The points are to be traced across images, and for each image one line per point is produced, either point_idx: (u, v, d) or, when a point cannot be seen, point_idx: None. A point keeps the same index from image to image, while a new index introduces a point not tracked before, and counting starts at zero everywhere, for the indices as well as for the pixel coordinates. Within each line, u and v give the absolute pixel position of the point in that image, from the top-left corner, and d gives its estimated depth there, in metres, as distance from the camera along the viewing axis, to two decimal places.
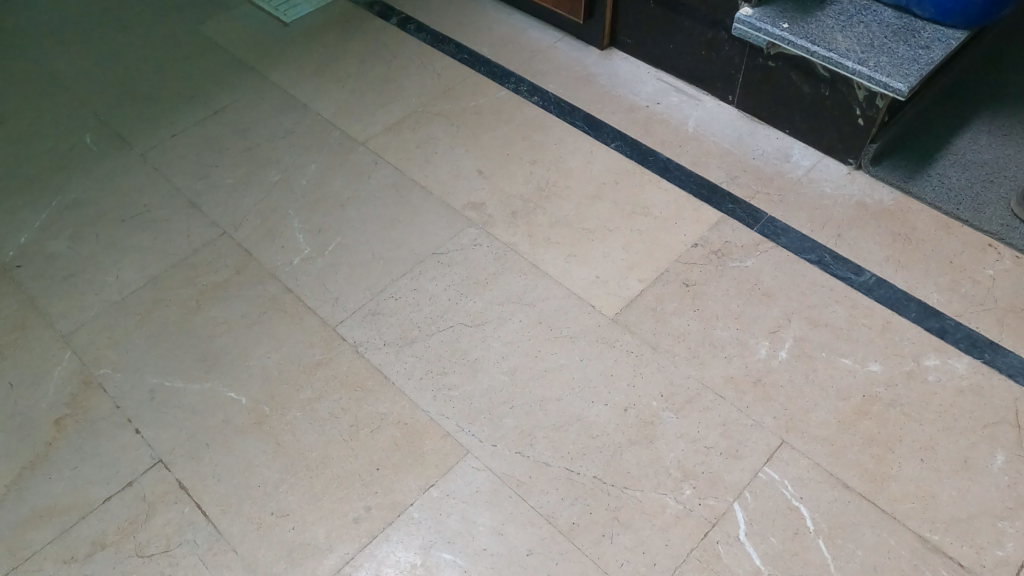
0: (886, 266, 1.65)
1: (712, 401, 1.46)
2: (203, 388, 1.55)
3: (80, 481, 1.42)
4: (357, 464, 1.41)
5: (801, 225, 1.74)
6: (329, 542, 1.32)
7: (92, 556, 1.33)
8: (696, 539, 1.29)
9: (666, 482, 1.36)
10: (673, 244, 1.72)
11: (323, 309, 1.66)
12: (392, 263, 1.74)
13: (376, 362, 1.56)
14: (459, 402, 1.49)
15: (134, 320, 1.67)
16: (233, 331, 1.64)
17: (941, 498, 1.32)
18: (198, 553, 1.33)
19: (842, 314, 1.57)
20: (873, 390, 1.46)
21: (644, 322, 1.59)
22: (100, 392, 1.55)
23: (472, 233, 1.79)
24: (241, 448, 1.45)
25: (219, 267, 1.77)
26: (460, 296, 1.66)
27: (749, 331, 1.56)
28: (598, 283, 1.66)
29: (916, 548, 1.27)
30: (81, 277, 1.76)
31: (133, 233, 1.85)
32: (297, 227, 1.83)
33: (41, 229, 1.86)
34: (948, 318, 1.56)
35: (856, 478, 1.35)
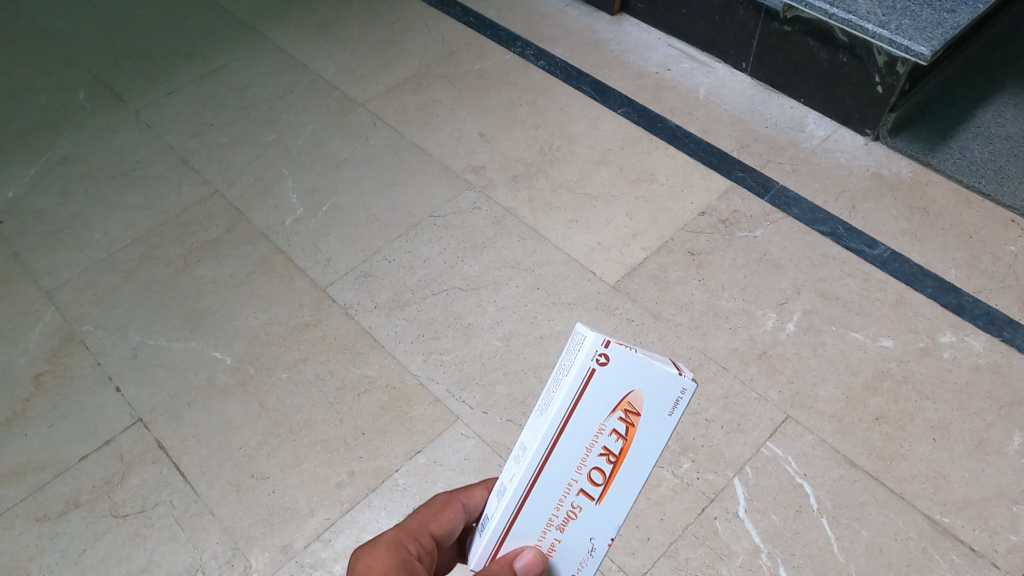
0: (902, 240, 1.57)
1: (715, 372, 1.40)
2: (187, 347, 1.50)
3: (57, 439, 1.38)
4: (342, 428, 1.36)
5: (813, 196, 1.66)
6: (310, 507, 1.27)
7: (65, 515, 1.29)
8: (693, 515, 1.24)
9: (664, 454, 1.31)
10: (679, 212, 1.65)
11: (314, 270, 1.61)
12: (387, 224, 1.68)
13: (367, 325, 1.51)
14: (451, 366, 1.43)
15: (120, 278, 1.62)
16: (221, 290, 1.58)
17: (954, 479, 1.25)
18: (174, 514, 1.28)
19: (853, 288, 1.50)
20: (885, 366, 1.39)
21: (646, 290, 1.52)
22: (82, 349, 1.51)
23: (471, 196, 1.72)
24: (224, 409, 1.40)
25: (209, 225, 1.71)
26: (456, 260, 1.60)
27: (756, 302, 1.49)
28: (600, 250, 1.59)
29: (926, 530, 1.20)
30: (68, 233, 1.71)
31: (123, 190, 1.79)
32: (291, 186, 1.78)
33: (29, 184, 1.81)
34: (966, 295, 1.48)
35: (864, 456, 1.29)
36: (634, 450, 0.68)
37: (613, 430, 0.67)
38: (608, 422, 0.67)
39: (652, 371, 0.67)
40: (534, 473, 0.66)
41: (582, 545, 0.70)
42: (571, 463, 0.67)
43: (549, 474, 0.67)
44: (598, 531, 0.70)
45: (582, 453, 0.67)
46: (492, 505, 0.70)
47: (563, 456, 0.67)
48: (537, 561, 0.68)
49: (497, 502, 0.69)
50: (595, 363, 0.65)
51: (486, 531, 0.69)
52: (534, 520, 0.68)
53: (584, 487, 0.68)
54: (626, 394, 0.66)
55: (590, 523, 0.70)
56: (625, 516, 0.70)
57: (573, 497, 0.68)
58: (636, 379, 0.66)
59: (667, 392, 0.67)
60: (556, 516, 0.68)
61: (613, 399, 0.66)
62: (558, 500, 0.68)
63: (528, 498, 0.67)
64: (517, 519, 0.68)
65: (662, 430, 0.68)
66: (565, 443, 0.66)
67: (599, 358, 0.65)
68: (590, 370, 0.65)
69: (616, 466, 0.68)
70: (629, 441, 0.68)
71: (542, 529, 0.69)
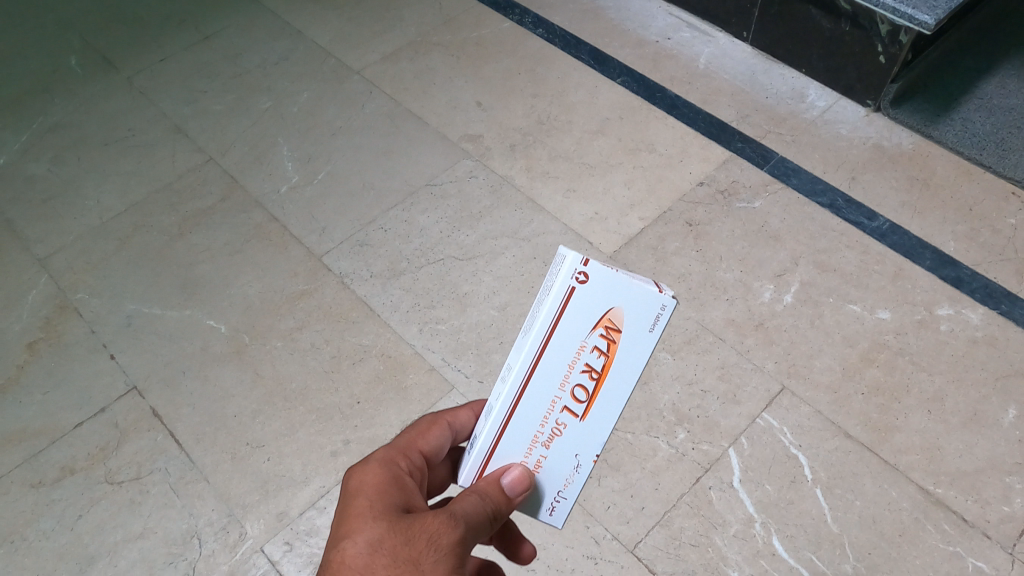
0: (901, 212, 1.56)
1: (711, 343, 1.40)
2: (181, 315, 1.49)
3: (52, 406, 1.38)
4: (337, 396, 1.36)
5: (813, 167, 1.65)
6: (305, 475, 1.27)
7: (61, 481, 1.30)
8: (688, 484, 1.25)
9: (659, 425, 1.31)
10: (677, 182, 1.64)
11: (309, 239, 1.59)
12: (383, 193, 1.66)
13: (362, 294, 1.50)
14: (447, 335, 1.43)
15: (113, 246, 1.61)
16: (215, 258, 1.57)
17: (948, 451, 1.25)
18: (169, 481, 1.29)
19: (851, 260, 1.49)
20: (882, 338, 1.39)
21: (644, 260, 1.51)
22: (75, 316, 1.50)
23: (468, 165, 1.70)
24: (219, 377, 1.40)
25: (203, 193, 1.69)
26: (453, 229, 1.59)
27: (753, 274, 1.48)
28: (597, 220, 1.58)
29: (919, 501, 1.21)
30: (61, 200, 1.70)
31: (116, 156, 1.77)
32: (286, 154, 1.76)
33: (21, 151, 1.79)
34: (964, 267, 1.47)
35: (859, 427, 1.29)
36: (615, 367, 0.74)
37: (594, 346, 0.73)
38: (589, 340, 0.73)
39: (632, 289, 0.72)
40: (517, 388, 0.73)
41: (568, 459, 0.76)
42: (554, 379, 0.73)
43: (532, 390, 0.73)
44: (582, 446, 0.75)
45: (565, 369, 0.73)
46: (481, 424, 0.76)
47: (545, 373, 0.73)
48: (523, 477, 0.72)
49: (486, 419, 0.76)
50: (575, 282, 0.71)
51: (474, 447, 0.75)
52: (520, 436, 0.74)
53: (567, 403, 0.74)
54: (605, 312, 0.72)
55: (575, 438, 0.75)
56: (609, 431, 0.75)
57: (558, 413, 0.74)
58: (615, 297, 0.72)
59: (646, 309, 0.73)
60: (542, 432, 0.74)
61: (592, 318, 0.72)
62: (543, 415, 0.74)
63: (513, 413, 0.73)
64: (503, 434, 0.74)
65: (642, 347, 0.73)
66: (548, 359, 0.73)
67: (579, 276, 0.71)
68: (570, 288, 0.71)
69: (599, 381, 0.74)
70: (611, 358, 0.74)
71: (528, 445, 0.75)
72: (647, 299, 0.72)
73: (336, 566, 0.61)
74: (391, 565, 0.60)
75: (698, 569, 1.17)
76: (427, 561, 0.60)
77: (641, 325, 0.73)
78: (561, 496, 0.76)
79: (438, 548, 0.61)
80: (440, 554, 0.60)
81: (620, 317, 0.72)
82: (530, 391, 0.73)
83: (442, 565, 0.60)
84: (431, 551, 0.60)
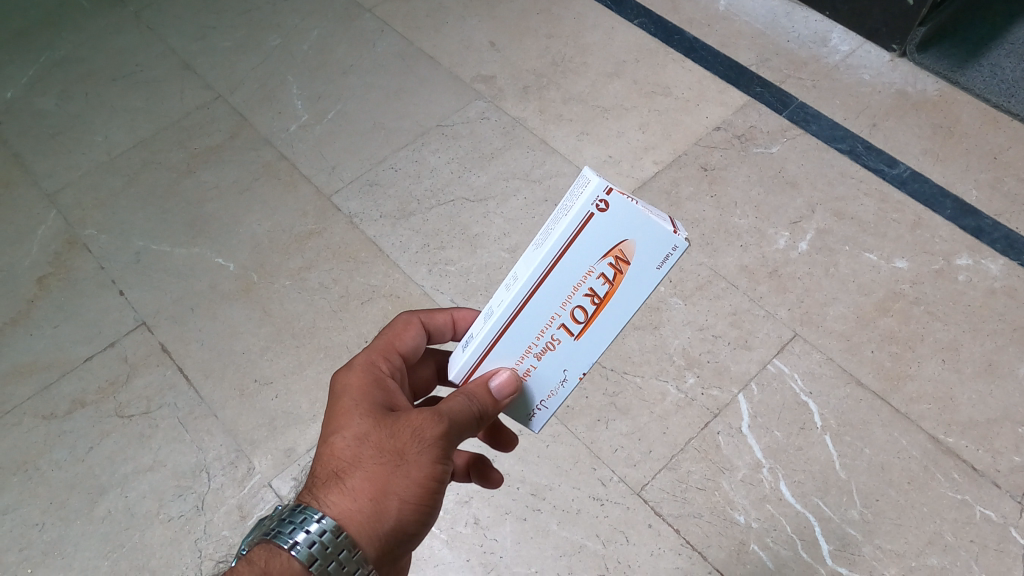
0: (923, 159, 1.52)
1: (724, 289, 1.38)
2: (190, 252, 1.48)
3: (62, 340, 1.39)
4: (345, 336, 1.35)
5: (833, 113, 1.60)
6: (313, 412, 1.28)
7: (72, 414, 1.31)
8: (696, 428, 1.24)
9: (669, 369, 1.30)
10: (694, 127, 1.60)
11: (318, 178, 1.57)
12: (394, 133, 1.64)
13: (371, 234, 1.48)
14: (456, 277, 1.41)
15: (122, 182, 1.59)
16: (224, 197, 1.56)
17: (960, 400, 1.24)
18: (179, 416, 1.30)
19: (869, 208, 1.46)
20: (898, 287, 1.36)
21: (657, 205, 1.49)
22: (84, 252, 1.49)
23: (480, 106, 1.67)
24: (228, 314, 1.40)
25: (212, 131, 1.67)
26: (464, 170, 1.56)
27: (769, 220, 1.46)
28: (610, 163, 1.55)
29: (929, 450, 1.20)
30: (69, 135, 1.68)
31: (124, 93, 1.75)
32: (295, 92, 1.73)
33: (28, 85, 1.77)
34: (986, 217, 1.44)
35: (871, 375, 1.28)
36: (617, 295, 0.74)
37: (601, 274, 0.72)
38: (597, 267, 0.72)
39: (648, 225, 0.70)
40: (520, 301, 0.73)
41: (556, 373, 0.78)
42: (556, 299, 0.73)
43: (534, 304, 0.73)
44: (571, 362, 0.77)
45: (568, 290, 0.73)
46: (478, 326, 0.76)
47: (549, 291, 0.73)
48: (512, 381, 0.75)
49: (482, 322, 0.76)
50: (594, 209, 0.69)
51: (469, 348, 0.76)
52: (515, 345, 0.76)
53: (564, 321, 0.75)
54: (618, 243, 0.71)
55: (566, 354, 0.77)
56: (598, 354, 0.77)
57: (554, 330, 0.75)
58: (630, 230, 0.70)
59: (658, 245, 0.72)
60: (536, 344, 0.76)
61: (604, 246, 0.70)
62: (540, 330, 0.75)
63: (512, 323, 0.74)
64: (499, 341, 0.75)
65: (646, 282, 0.73)
66: (554, 279, 0.72)
67: (599, 204, 0.68)
68: (588, 215, 0.69)
69: (599, 307, 0.74)
70: (614, 286, 0.73)
71: (521, 354, 0.76)
72: (659, 237, 0.71)
73: (329, 456, 0.71)
74: (378, 456, 0.70)
75: (704, 513, 1.17)
76: (411, 454, 0.70)
77: (650, 260, 0.72)
78: (544, 405, 0.80)
79: (422, 442, 0.71)
80: (423, 446, 0.70)
81: (631, 250, 0.71)
82: (531, 306, 0.73)
83: (425, 457, 0.70)
84: (415, 444, 0.70)
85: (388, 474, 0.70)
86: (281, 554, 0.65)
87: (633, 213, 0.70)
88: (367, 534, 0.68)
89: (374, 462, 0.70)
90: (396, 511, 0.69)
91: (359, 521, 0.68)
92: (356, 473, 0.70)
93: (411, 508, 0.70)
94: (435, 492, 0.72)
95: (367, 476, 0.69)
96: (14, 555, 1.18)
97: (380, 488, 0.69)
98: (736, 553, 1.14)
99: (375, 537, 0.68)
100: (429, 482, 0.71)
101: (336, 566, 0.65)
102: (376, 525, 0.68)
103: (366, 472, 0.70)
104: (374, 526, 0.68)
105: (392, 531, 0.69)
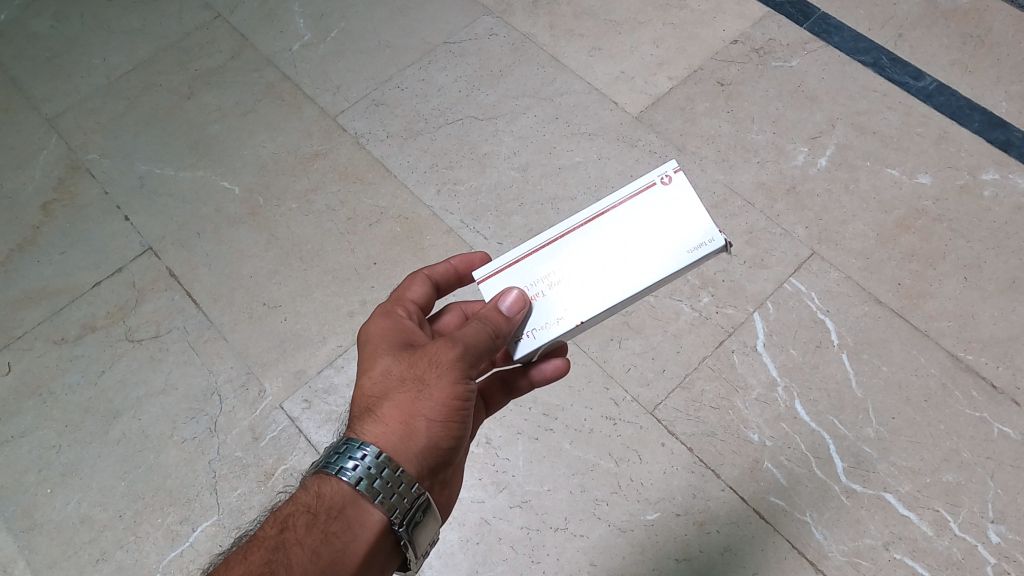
0: (951, 71, 1.45)
1: (740, 208, 1.34)
2: (195, 176, 1.46)
3: (70, 266, 1.38)
4: (353, 258, 1.34)
5: (857, 24, 1.53)
6: (323, 335, 1.27)
7: (82, 339, 1.30)
8: (710, 347, 1.23)
9: (683, 289, 1.28)
10: (711, 40, 1.53)
11: (323, 98, 1.53)
12: (399, 51, 1.58)
13: (378, 155, 1.45)
14: (465, 197, 1.38)
15: (122, 106, 1.56)
16: (227, 119, 1.52)
17: (981, 318, 1.21)
18: (189, 339, 1.29)
19: (893, 122, 1.41)
20: (920, 203, 1.32)
21: (671, 122, 1.44)
22: (88, 178, 1.47)
23: (488, 21, 1.60)
24: (235, 238, 1.38)
25: (212, 51, 1.62)
26: (471, 89, 1.51)
27: (788, 136, 1.41)
28: (623, 79, 1.50)
29: (948, 367, 1.18)
30: (66, 59, 1.63)
31: (121, 14, 1.69)
32: (296, 10, 1.67)
33: (22, 6, 1.72)
34: (1015, 131, 1.38)
35: (890, 293, 1.25)
36: (642, 262, 0.75)
37: (638, 235, 0.75)
38: (637, 228, 0.75)
39: (697, 210, 0.74)
40: (564, 230, 0.77)
41: (556, 309, 0.76)
42: (590, 239, 0.77)
43: (570, 237, 0.77)
44: (575, 307, 0.76)
45: (605, 239, 0.76)
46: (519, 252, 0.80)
47: (592, 235, 0.77)
48: (523, 302, 0.75)
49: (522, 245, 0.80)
50: (658, 180, 0.75)
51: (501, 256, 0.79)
52: (539, 269, 0.77)
53: (587, 265, 0.76)
54: (664, 215, 0.75)
55: (573, 296, 0.76)
56: (601, 309, 0.75)
57: (576, 266, 0.77)
58: (681, 210, 0.74)
59: (696, 231, 0.74)
60: (555, 274, 0.77)
61: (650, 208, 0.75)
62: (567, 262, 0.77)
63: (548, 246, 0.78)
64: (526, 261, 0.78)
65: (671, 259, 0.74)
66: (597, 226, 0.77)
67: (664, 177, 0.75)
68: (650, 183, 0.76)
69: (623, 264, 0.75)
70: (644, 252, 0.75)
71: (539, 279, 0.77)
72: (699, 225, 0.74)
73: (359, 396, 0.74)
74: (402, 386, 0.73)
75: (717, 431, 1.17)
76: (432, 377, 0.73)
77: (682, 243, 0.74)
78: (534, 334, 0.76)
79: (440, 365, 0.73)
80: (442, 369, 0.73)
81: (669, 226, 0.74)
82: (567, 239, 0.77)
83: (446, 378, 0.73)
84: (434, 368, 0.73)
85: (413, 398, 0.72)
86: (331, 480, 0.69)
87: (689, 201, 0.74)
88: (401, 453, 0.70)
89: (400, 391, 0.73)
90: (426, 431, 0.72)
91: (392, 443, 0.70)
92: (385, 403, 0.72)
93: (439, 426, 0.72)
94: (462, 410, 0.74)
95: (393, 404, 0.72)
96: (31, 476, 1.19)
97: (407, 413, 0.72)
98: (750, 471, 1.14)
99: (409, 456, 0.71)
100: (454, 401, 0.73)
101: (382, 484, 0.68)
102: (408, 445, 0.71)
103: (393, 400, 0.72)
104: (407, 447, 0.71)
105: (425, 449, 0.71)
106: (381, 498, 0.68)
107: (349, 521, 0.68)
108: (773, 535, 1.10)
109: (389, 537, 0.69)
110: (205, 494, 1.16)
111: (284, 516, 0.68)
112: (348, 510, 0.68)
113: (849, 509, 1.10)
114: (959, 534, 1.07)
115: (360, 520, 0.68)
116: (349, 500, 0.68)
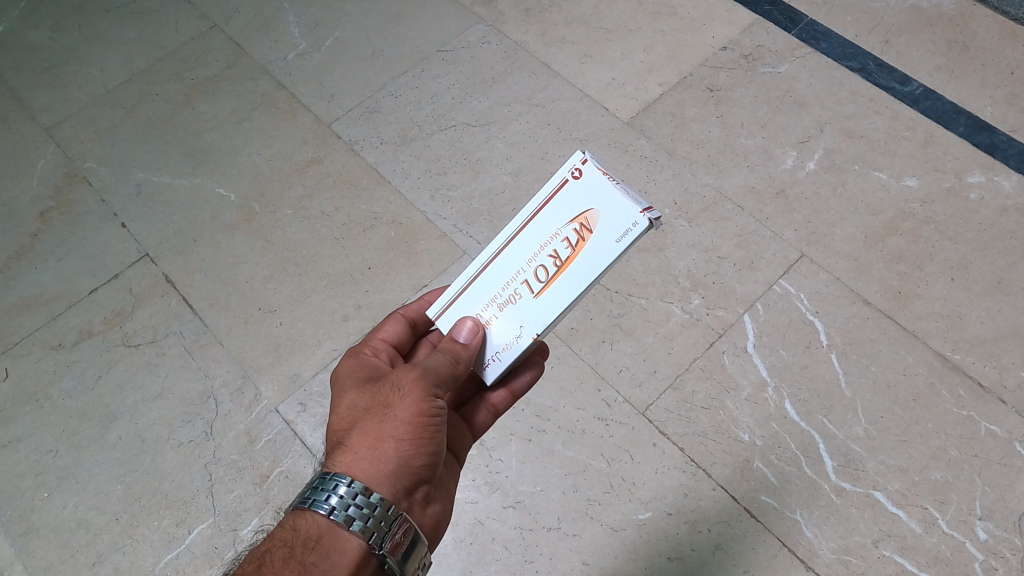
0: (937, 76, 1.47)
1: (730, 211, 1.36)
2: (191, 183, 1.47)
3: (67, 273, 1.39)
4: (348, 263, 1.35)
5: (844, 30, 1.55)
6: (318, 339, 1.28)
7: (79, 344, 1.31)
8: (701, 349, 1.24)
9: (674, 291, 1.29)
10: (700, 47, 1.55)
11: (318, 106, 1.55)
12: (393, 60, 1.60)
13: (372, 161, 1.47)
14: (458, 202, 1.40)
15: (119, 115, 1.57)
16: (223, 127, 1.54)
17: (968, 318, 1.23)
18: (185, 344, 1.30)
19: (880, 126, 1.43)
20: (908, 206, 1.34)
21: (662, 127, 1.46)
22: (85, 186, 1.48)
23: (481, 30, 1.62)
24: (230, 244, 1.39)
25: (208, 61, 1.64)
26: (464, 96, 1.53)
27: (776, 140, 1.43)
28: (614, 86, 1.52)
29: (935, 367, 1.19)
30: (64, 69, 1.65)
31: (118, 25, 1.71)
32: (291, 20, 1.69)
33: (21, 17, 1.74)
34: (999, 134, 1.40)
35: (879, 294, 1.26)
36: (577, 261, 0.75)
37: (565, 237, 0.75)
38: (563, 230, 0.75)
39: (610, 195, 0.72)
40: (498, 247, 0.79)
41: (512, 329, 0.79)
42: (525, 251, 0.78)
43: (505, 255, 0.79)
44: (525, 321, 0.78)
45: (537, 248, 0.77)
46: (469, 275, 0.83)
47: (524, 244, 0.77)
48: (477, 331, 0.79)
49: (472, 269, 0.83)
50: (570, 175, 0.74)
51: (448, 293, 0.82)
52: (484, 290, 0.80)
53: (527, 279, 0.78)
54: (584, 210, 0.74)
55: (523, 312, 0.78)
56: (552, 319, 0.76)
57: (518, 283, 0.78)
58: (597, 200, 0.73)
59: (618, 218, 0.72)
60: (501, 295, 0.79)
61: (569, 210, 0.74)
62: (506, 280, 0.79)
63: (487, 267, 0.80)
64: (473, 287, 0.81)
65: (602, 254, 0.72)
66: (528, 234, 0.77)
67: (575, 171, 0.74)
68: (563, 181, 0.75)
69: (559, 269, 0.76)
70: (576, 251, 0.74)
71: (488, 301, 0.80)
72: (615, 210, 0.72)
73: (332, 437, 0.76)
74: (369, 414, 0.75)
75: (708, 431, 1.18)
76: (395, 400, 0.75)
77: (608, 234, 0.72)
78: (499, 357, 0.79)
79: (402, 387, 0.75)
80: (404, 391, 0.75)
81: (592, 219, 0.73)
82: (504, 256, 0.79)
83: (409, 398, 0.75)
84: (397, 392, 0.75)
85: (379, 423, 0.73)
86: (306, 513, 0.69)
87: (599, 188, 0.73)
88: (372, 476, 0.71)
89: (366, 419, 0.74)
90: (396, 452, 0.72)
91: (362, 468, 0.71)
92: (353, 433, 0.74)
93: (409, 445, 0.73)
94: (430, 427, 0.75)
95: (361, 432, 0.73)
96: (29, 480, 1.20)
97: (374, 437, 0.73)
98: (741, 470, 1.15)
99: (382, 478, 0.71)
100: (420, 418, 0.74)
101: (358, 509, 0.69)
102: (380, 468, 0.72)
103: (361, 429, 0.74)
104: (379, 470, 0.71)
105: (396, 469, 0.72)
106: (357, 523, 0.68)
107: (326, 550, 0.67)
108: (763, 534, 1.11)
109: (370, 565, 0.69)
110: (201, 497, 1.17)
111: (262, 553, 0.68)
112: (325, 539, 0.68)
113: (839, 508, 1.11)
114: (948, 531, 1.08)
115: (337, 549, 0.67)
116: (325, 529, 0.68)
